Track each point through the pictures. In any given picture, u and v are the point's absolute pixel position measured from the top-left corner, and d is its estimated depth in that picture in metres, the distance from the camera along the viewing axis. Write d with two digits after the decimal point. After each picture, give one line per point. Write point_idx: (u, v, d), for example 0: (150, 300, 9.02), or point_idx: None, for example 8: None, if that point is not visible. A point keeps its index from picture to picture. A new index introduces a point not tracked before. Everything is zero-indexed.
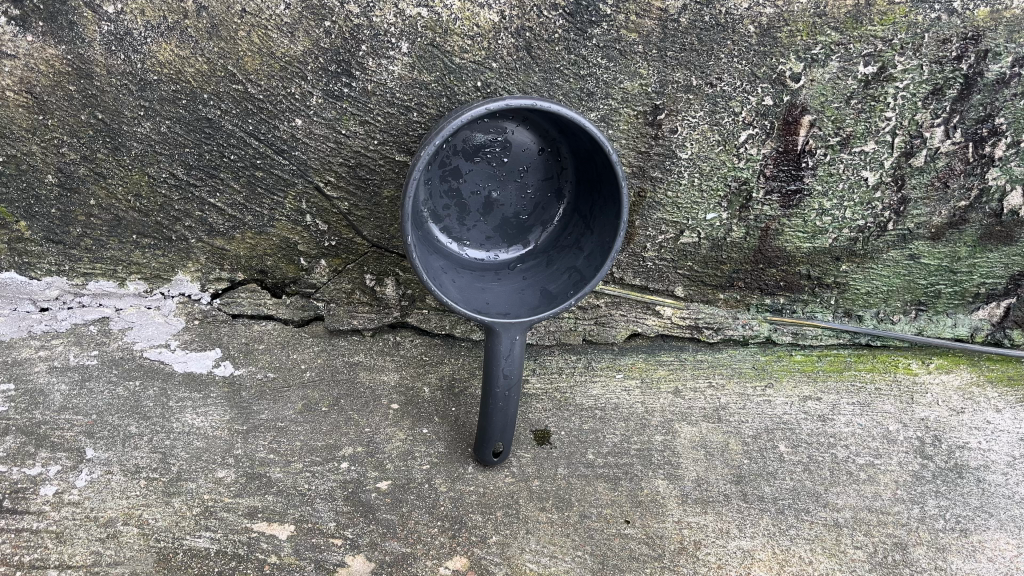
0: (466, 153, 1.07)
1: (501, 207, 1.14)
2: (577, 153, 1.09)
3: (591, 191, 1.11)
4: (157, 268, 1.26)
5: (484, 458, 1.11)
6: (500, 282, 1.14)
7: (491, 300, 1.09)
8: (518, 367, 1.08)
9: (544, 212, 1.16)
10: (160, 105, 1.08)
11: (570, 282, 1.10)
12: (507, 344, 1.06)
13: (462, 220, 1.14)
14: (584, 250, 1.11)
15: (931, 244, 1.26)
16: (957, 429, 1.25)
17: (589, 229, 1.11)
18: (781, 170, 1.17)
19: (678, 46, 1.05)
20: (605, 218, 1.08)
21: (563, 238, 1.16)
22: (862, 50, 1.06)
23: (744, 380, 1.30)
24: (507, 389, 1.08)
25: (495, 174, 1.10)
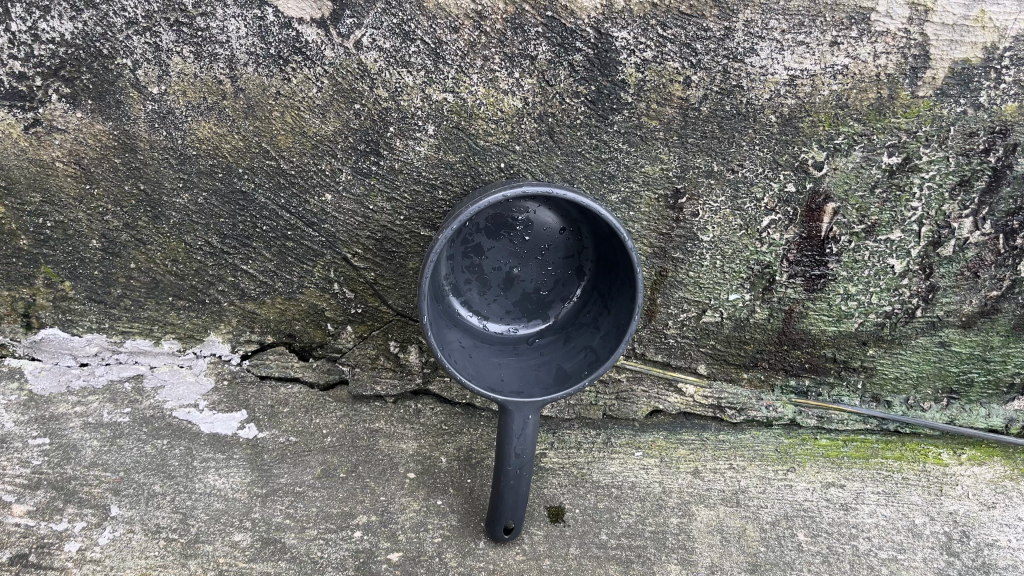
0: (487, 231, 1.09)
1: (522, 282, 1.15)
2: (597, 234, 1.10)
3: (610, 271, 1.11)
4: (191, 328, 1.30)
5: (495, 534, 1.12)
6: (518, 357, 1.15)
7: (506, 376, 1.11)
8: (529, 446, 1.09)
9: (564, 288, 1.17)
10: (198, 178, 1.13)
11: (586, 361, 1.10)
12: (519, 423, 1.07)
13: (482, 294, 1.15)
14: (601, 330, 1.11)
15: (962, 332, 1.23)
16: (987, 526, 1.21)
17: (607, 308, 1.12)
18: (805, 256, 1.16)
19: (700, 133, 1.07)
20: (622, 300, 1.08)
21: (581, 315, 1.17)
22: (886, 141, 1.06)
23: (766, 464, 1.28)
24: (518, 468, 1.09)
25: (516, 251, 1.12)
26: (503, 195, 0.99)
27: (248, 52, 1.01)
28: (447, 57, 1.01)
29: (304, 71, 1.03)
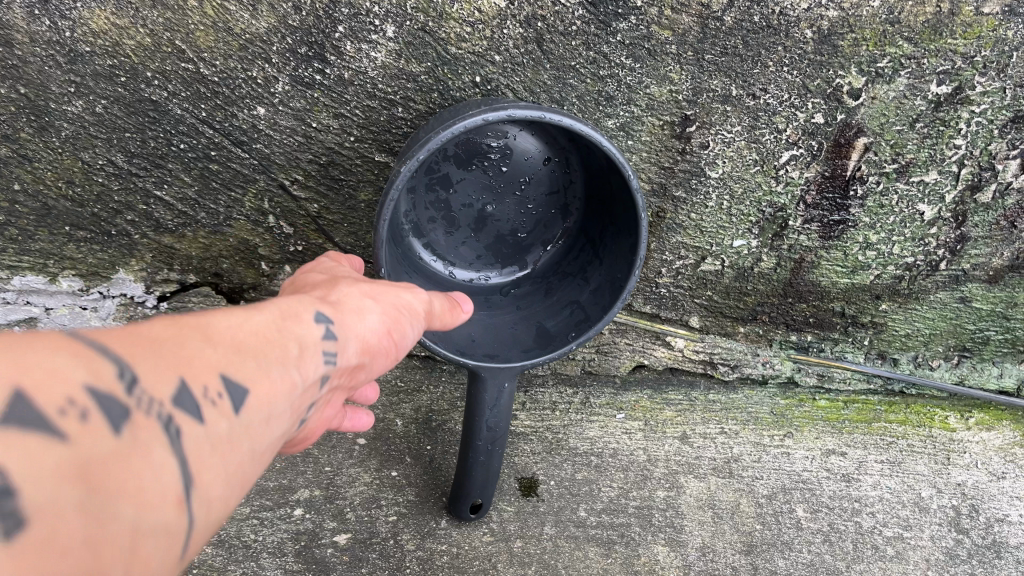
0: (458, 160, 0.89)
1: (497, 222, 0.96)
2: (589, 167, 0.92)
3: (603, 212, 0.94)
4: (96, 263, 1.10)
5: (458, 513, 0.97)
6: (492, 312, 0.98)
7: (478, 335, 0.93)
8: (504, 418, 0.94)
9: (546, 230, 0.99)
10: (94, 82, 0.90)
11: (572, 320, 0.94)
12: (493, 392, 0.91)
13: (450, 236, 0.96)
14: (592, 280, 0.94)
15: (986, 288, 1.09)
16: (996, 499, 1.10)
17: (598, 258, 0.95)
18: (825, 198, 1.00)
19: (719, 49, 0.87)
20: (619, 249, 0.91)
21: (566, 262, 0.99)
22: (937, 66, 0.89)
23: (761, 428, 1.15)
24: (490, 443, 0.94)
25: (492, 185, 0.92)
26: (484, 122, 0.79)
27: None
28: None
29: None
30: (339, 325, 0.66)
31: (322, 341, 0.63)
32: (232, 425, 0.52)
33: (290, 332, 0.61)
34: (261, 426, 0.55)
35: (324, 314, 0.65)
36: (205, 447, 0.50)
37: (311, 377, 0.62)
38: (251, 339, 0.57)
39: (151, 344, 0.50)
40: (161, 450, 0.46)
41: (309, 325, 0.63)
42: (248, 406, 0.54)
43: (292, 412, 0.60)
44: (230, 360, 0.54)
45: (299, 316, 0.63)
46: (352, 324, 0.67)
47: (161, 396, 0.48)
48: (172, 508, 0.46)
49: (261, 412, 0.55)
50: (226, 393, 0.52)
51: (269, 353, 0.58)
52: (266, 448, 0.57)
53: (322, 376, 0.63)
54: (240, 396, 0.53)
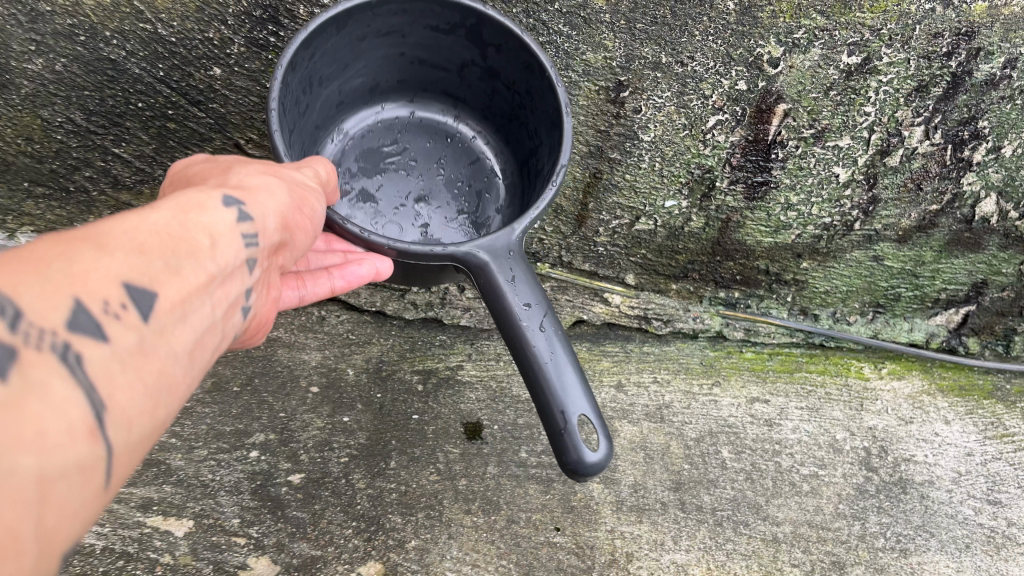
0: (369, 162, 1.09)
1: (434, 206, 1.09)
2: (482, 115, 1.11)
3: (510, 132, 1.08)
4: (53, 220, 1.15)
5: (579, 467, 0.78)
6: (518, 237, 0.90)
7: None
8: (542, 317, 0.79)
9: (480, 199, 1.12)
10: (54, 40, 0.93)
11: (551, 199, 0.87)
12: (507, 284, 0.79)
13: (424, 235, 1.06)
14: (547, 145, 0.96)
15: (896, 247, 1.19)
16: (904, 441, 1.20)
17: (534, 154, 1.02)
18: (749, 161, 1.08)
19: (649, 18, 0.94)
20: (535, 122, 0.98)
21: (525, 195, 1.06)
22: (848, 38, 0.96)
23: (691, 377, 1.23)
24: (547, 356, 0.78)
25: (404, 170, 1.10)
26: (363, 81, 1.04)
27: None
28: None
29: None
30: (249, 205, 0.65)
31: (236, 224, 0.63)
32: (148, 335, 0.53)
33: (196, 224, 0.60)
34: (180, 329, 0.56)
35: (225, 193, 0.64)
36: (122, 363, 0.51)
37: (231, 261, 0.62)
38: (152, 239, 0.56)
39: (34, 266, 0.49)
40: (64, 382, 0.46)
41: (216, 210, 0.62)
42: (160, 311, 0.54)
43: (219, 310, 0.62)
44: (131, 264, 0.53)
45: (203, 203, 0.62)
46: (258, 198, 0.67)
47: (55, 325, 0.48)
48: (95, 424, 0.47)
49: (179, 313, 0.56)
50: (135, 303, 0.52)
51: (179, 247, 0.57)
52: (199, 345, 0.59)
53: (244, 259, 0.65)
54: (151, 302, 0.53)
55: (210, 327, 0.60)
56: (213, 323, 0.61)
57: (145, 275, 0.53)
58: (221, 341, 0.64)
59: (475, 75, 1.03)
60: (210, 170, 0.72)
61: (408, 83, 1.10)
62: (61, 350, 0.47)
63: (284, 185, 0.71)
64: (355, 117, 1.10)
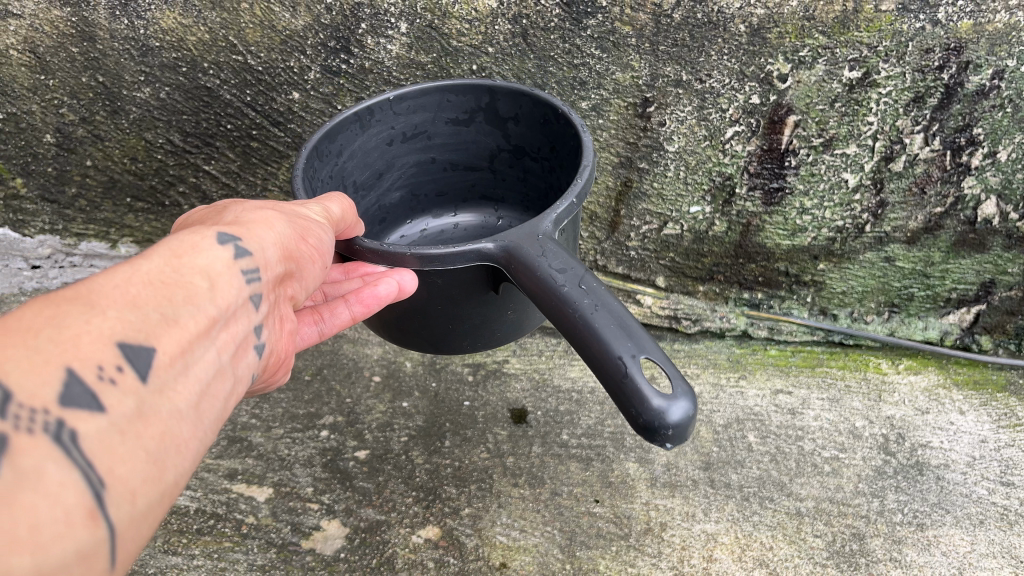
0: None
1: None
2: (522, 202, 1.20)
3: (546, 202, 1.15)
4: (149, 232, 1.33)
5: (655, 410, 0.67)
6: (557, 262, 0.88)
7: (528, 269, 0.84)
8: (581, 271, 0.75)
9: None
10: (160, 71, 1.11)
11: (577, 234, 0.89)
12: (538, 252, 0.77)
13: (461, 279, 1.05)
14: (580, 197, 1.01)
15: (905, 248, 1.29)
16: (920, 429, 1.28)
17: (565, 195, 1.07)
18: (765, 168, 1.20)
19: (670, 41, 1.08)
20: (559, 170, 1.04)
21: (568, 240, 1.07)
22: (848, 55, 1.08)
23: (718, 371, 1.35)
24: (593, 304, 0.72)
25: None
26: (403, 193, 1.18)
27: None
28: None
29: None
30: (245, 241, 0.64)
31: (235, 261, 0.62)
32: (146, 395, 0.51)
33: (192, 267, 0.58)
34: (182, 383, 0.54)
35: (218, 231, 0.63)
36: (122, 430, 0.48)
37: (235, 299, 0.61)
38: (147, 288, 0.54)
39: (22, 336, 0.46)
40: (60, 465, 0.43)
41: (210, 249, 0.61)
42: (159, 366, 0.52)
43: (224, 355, 0.60)
44: (127, 324, 0.51)
45: (197, 244, 0.61)
46: (256, 233, 0.66)
47: (45, 402, 0.45)
48: (94, 506, 0.44)
49: (179, 365, 0.54)
50: (132, 362, 0.50)
51: (175, 295, 0.55)
52: (206, 395, 0.57)
53: (247, 296, 0.63)
54: (149, 358, 0.51)
55: (216, 373, 0.59)
56: (220, 369, 0.59)
57: (141, 331, 0.51)
58: (233, 386, 0.62)
59: (502, 161, 1.15)
60: (208, 216, 0.71)
61: (448, 196, 1.23)
62: (52, 430, 0.44)
63: (282, 218, 0.71)
64: (400, 232, 1.24)
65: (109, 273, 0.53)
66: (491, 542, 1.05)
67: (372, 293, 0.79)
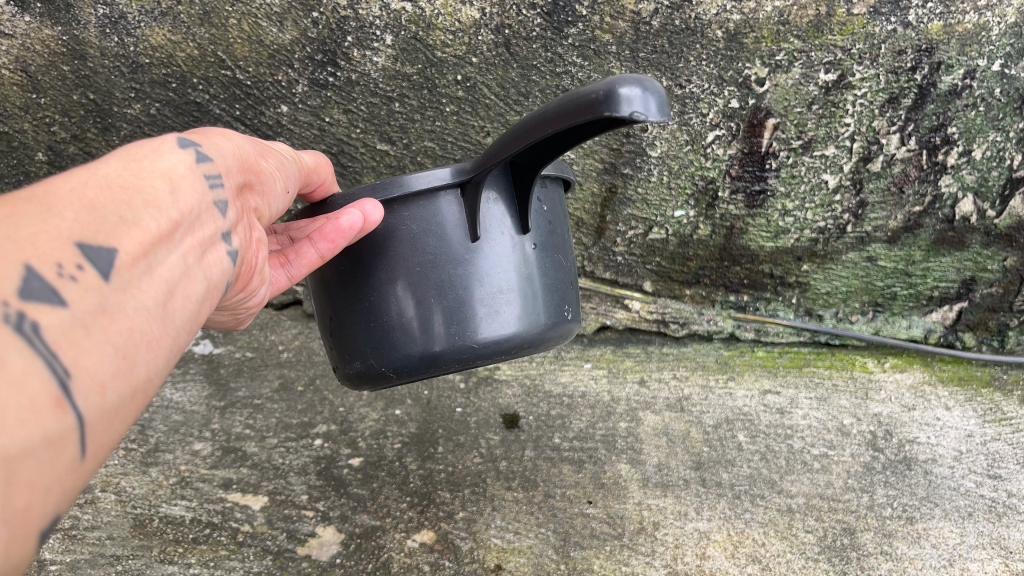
0: None
1: None
2: None
3: None
4: None
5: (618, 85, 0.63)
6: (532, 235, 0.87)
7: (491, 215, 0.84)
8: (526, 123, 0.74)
9: None
10: (151, 88, 1.14)
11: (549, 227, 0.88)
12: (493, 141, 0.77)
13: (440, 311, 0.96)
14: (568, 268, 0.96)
15: (887, 247, 1.31)
16: (907, 425, 1.30)
17: None
18: (747, 171, 1.23)
19: (650, 48, 1.11)
20: None
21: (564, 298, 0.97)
22: (823, 58, 1.11)
23: (707, 373, 1.38)
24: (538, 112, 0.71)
25: None
26: None
27: None
28: None
29: None
30: (206, 150, 0.68)
31: (196, 164, 0.66)
32: (110, 293, 0.54)
33: (152, 170, 0.63)
34: (147, 282, 0.57)
35: (179, 137, 0.67)
36: (86, 324, 0.52)
37: (198, 203, 0.65)
38: (103, 193, 0.58)
39: None
40: (20, 354, 0.47)
41: (170, 153, 0.65)
42: (122, 265, 0.55)
43: (192, 256, 0.63)
44: (82, 223, 0.55)
45: (156, 150, 0.64)
46: (215, 144, 0.70)
47: (5, 297, 0.49)
48: (58, 394, 0.48)
49: (143, 265, 0.57)
50: (92, 262, 0.54)
51: (133, 198, 0.59)
52: (174, 293, 0.60)
53: (213, 201, 0.67)
54: (109, 256, 0.55)
55: (186, 273, 0.62)
56: (188, 270, 0.62)
57: (99, 232, 0.55)
58: (206, 287, 0.65)
59: None
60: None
61: None
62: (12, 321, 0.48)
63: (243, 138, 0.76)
64: None
65: (68, 178, 0.57)
66: (487, 544, 1.06)
67: (334, 227, 0.78)
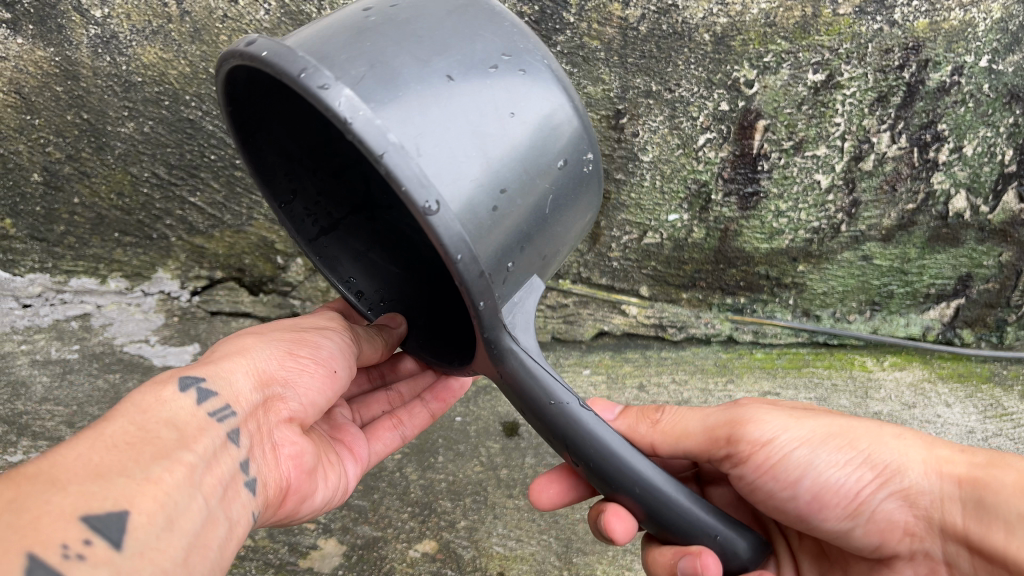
0: None
1: None
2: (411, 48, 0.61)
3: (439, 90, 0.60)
4: (138, 265, 1.36)
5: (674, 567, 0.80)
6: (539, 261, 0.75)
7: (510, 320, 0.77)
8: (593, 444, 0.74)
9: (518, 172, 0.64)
10: (144, 106, 1.15)
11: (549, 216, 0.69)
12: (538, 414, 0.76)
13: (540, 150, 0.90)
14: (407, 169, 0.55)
15: (882, 245, 1.31)
16: (908, 423, 1.29)
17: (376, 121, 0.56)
18: (739, 173, 1.23)
19: (639, 53, 1.11)
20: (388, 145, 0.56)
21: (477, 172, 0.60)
22: (811, 58, 1.11)
23: (707, 376, 1.39)
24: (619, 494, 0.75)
25: None
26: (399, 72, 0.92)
27: None
28: None
29: None
30: (214, 386, 0.73)
31: (198, 407, 0.70)
32: (124, 563, 0.54)
33: (155, 419, 0.66)
34: (163, 539, 0.58)
35: (188, 378, 0.72)
36: None
37: (205, 442, 0.68)
38: (107, 454, 0.60)
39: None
40: None
41: (173, 399, 0.69)
42: (131, 533, 0.56)
43: (212, 500, 0.65)
44: (91, 495, 0.56)
45: (160, 398, 0.69)
46: (227, 374, 0.75)
47: None
48: None
49: (158, 520, 0.58)
50: (99, 534, 0.54)
51: (140, 451, 0.62)
52: (193, 543, 0.61)
53: (223, 436, 0.71)
54: (121, 523, 0.56)
55: (206, 516, 0.64)
56: (208, 514, 0.64)
57: (109, 497, 0.56)
58: (226, 527, 0.67)
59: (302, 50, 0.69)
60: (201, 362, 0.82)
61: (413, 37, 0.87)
62: None
63: (269, 350, 0.81)
64: None
65: (74, 445, 0.59)
66: (489, 553, 1.06)
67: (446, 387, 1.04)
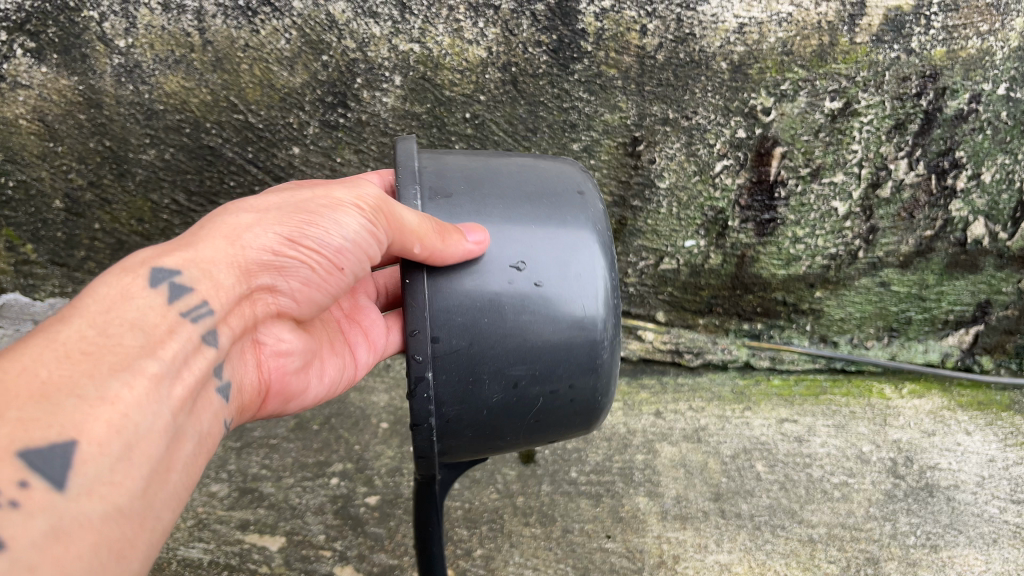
0: None
1: None
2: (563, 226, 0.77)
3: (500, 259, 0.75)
4: None
5: None
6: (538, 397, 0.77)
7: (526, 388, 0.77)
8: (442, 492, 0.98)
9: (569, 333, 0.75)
10: (165, 134, 1.16)
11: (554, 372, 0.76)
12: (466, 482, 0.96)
13: None
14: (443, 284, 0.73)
15: (899, 272, 1.31)
16: (928, 451, 1.28)
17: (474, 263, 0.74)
18: (756, 201, 1.23)
19: (656, 81, 1.12)
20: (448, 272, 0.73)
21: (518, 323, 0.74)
22: (828, 86, 1.11)
23: (723, 404, 1.37)
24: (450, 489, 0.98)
25: None
26: None
27: (215, 3, 1.03)
28: (413, 7, 1.04)
29: (273, 22, 1.05)
30: (187, 274, 0.68)
31: (172, 305, 0.66)
32: (64, 502, 0.54)
33: (122, 319, 0.63)
34: (127, 469, 0.58)
35: (156, 266, 0.67)
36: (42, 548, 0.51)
37: (181, 351, 0.66)
38: (54, 373, 0.57)
39: None
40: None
41: (142, 295, 0.66)
42: (78, 467, 0.55)
43: (179, 417, 0.64)
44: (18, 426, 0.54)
45: (124, 297, 0.65)
46: (201, 257, 0.70)
47: None
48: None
49: (121, 448, 0.58)
50: (38, 474, 0.53)
51: (100, 364, 0.59)
52: (157, 471, 0.61)
53: (203, 335, 0.68)
54: (68, 456, 0.54)
55: (173, 437, 0.63)
56: (175, 432, 0.64)
57: (51, 426, 0.55)
58: (195, 443, 0.67)
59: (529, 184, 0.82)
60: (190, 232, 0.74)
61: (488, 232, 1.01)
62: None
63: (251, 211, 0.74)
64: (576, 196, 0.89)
65: (18, 358, 0.57)
66: None
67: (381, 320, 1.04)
